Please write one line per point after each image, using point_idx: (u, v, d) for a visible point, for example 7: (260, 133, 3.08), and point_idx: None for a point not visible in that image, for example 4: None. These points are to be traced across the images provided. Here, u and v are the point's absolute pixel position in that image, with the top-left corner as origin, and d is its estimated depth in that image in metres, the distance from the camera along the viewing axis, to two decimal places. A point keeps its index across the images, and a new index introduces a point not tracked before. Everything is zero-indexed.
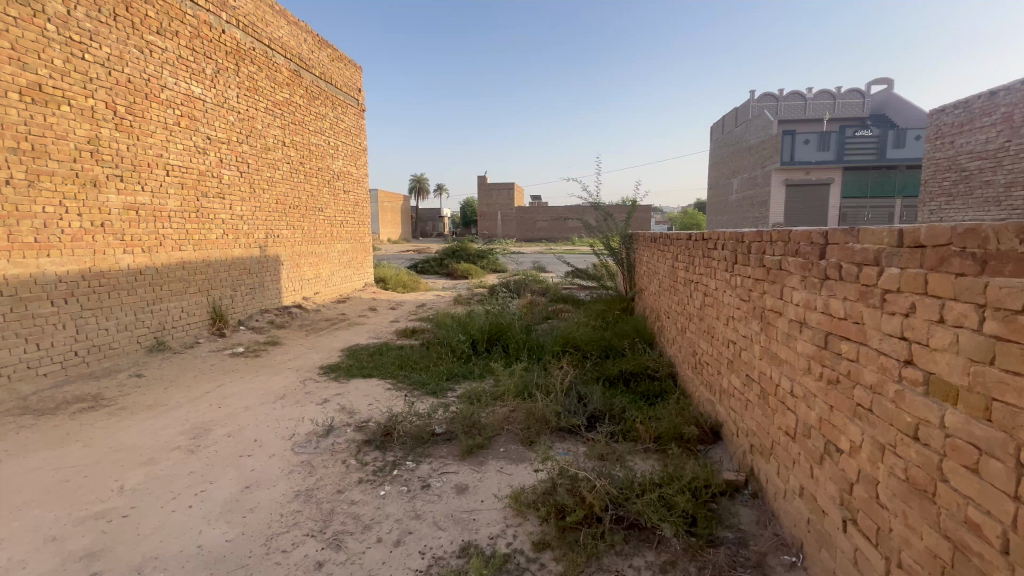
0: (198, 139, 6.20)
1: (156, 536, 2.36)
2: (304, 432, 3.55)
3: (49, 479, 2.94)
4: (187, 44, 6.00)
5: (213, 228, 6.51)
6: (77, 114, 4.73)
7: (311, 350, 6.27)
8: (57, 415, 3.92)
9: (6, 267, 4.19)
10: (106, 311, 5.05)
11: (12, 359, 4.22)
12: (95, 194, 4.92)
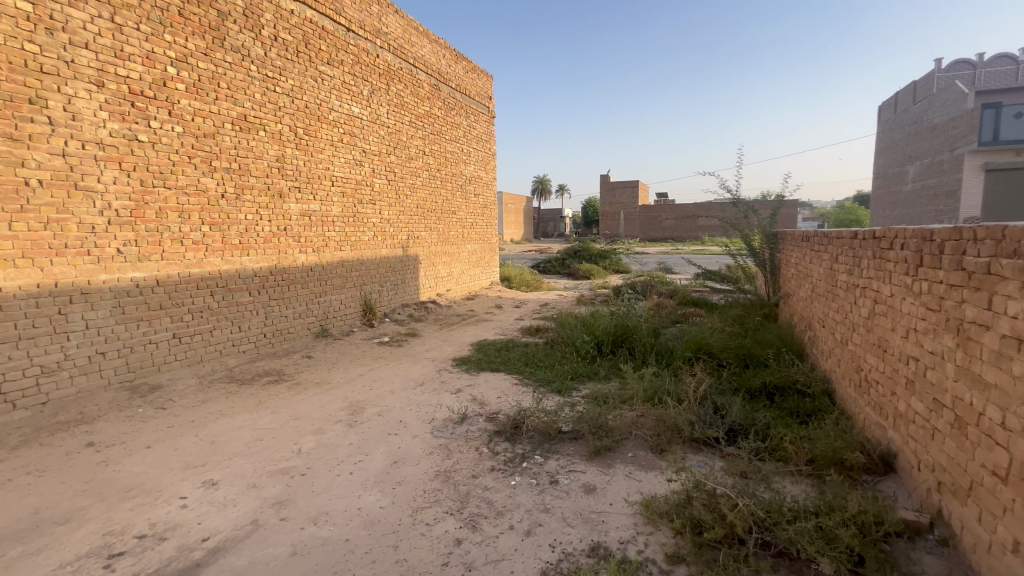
0: (357, 152, 7.08)
1: (326, 494, 2.76)
2: (441, 418, 3.86)
3: (250, 436, 3.61)
4: (350, 70, 6.88)
5: (366, 230, 7.38)
6: (269, 138, 5.71)
7: (444, 343, 6.78)
8: (253, 385, 4.80)
9: (221, 264, 5.23)
10: (286, 301, 6.04)
11: (223, 337, 5.27)
12: (281, 204, 5.90)
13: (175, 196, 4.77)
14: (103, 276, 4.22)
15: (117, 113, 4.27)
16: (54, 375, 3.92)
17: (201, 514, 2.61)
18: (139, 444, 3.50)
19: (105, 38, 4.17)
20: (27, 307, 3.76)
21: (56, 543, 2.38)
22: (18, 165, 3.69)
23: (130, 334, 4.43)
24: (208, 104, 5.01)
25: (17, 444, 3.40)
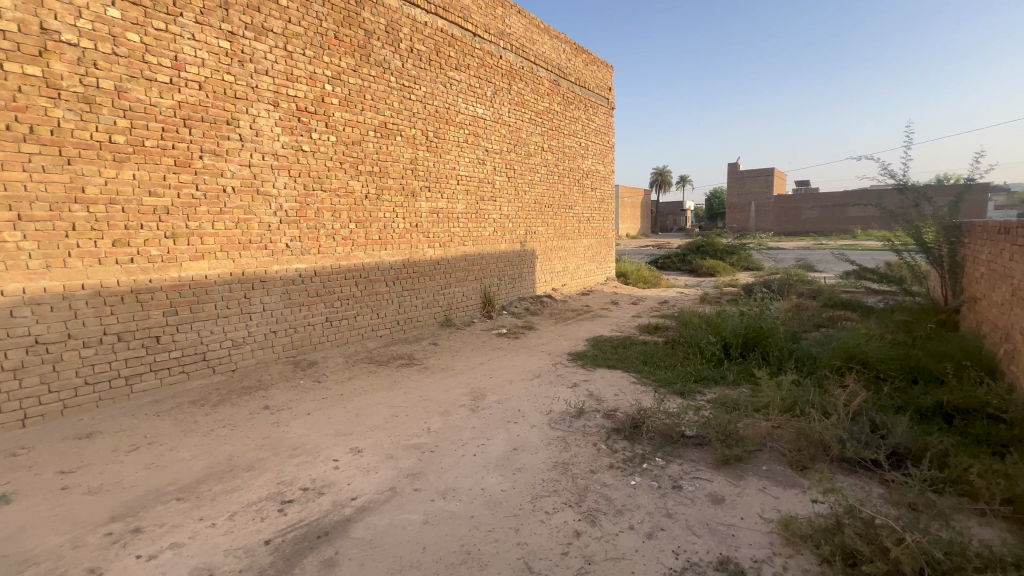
0: (480, 151, 7.42)
1: (453, 472, 2.97)
2: (558, 410, 3.91)
3: (387, 412, 4.02)
4: (475, 73, 7.22)
5: (487, 226, 7.71)
6: (405, 142, 6.24)
7: (560, 337, 6.83)
8: (389, 366, 5.32)
9: (364, 257, 5.86)
10: (417, 292, 6.58)
11: (365, 322, 5.92)
12: (413, 202, 6.42)
13: (330, 198, 5.45)
14: (275, 266, 4.99)
15: (288, 128, 5.01)
16: (240, 348, 4.76)
17: (350, 476, 2.97)
18: (302, 410, 4.10)
19: (280, 65, 4.90)
20: (223, 291, 4.60)
21: (245, 485, 2.90)
22: (219, 176, 4.52)
23: (294, 317, 5.20)
24: (356, 115, 5.63)
25: (216, 402, 4.20)
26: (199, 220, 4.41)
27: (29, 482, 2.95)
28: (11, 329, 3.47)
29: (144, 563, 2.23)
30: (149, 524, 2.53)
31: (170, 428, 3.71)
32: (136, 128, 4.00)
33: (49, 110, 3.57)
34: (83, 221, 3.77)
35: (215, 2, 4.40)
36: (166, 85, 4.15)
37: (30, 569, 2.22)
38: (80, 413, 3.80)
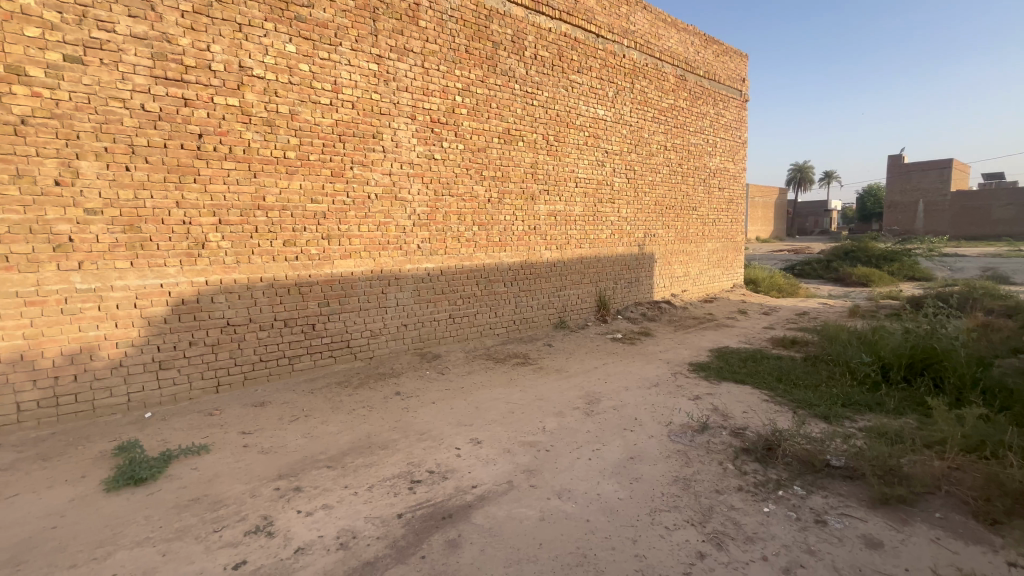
0: (599, 153, 7.34)
1: (568, 473, 2.99)
2: (679, 423, 3.71)
3: (504, 408, 4.17)
4: (597, 74, 7.16)
5: (605, 229, 7.60)
6: (526, 147, 6.42)
7: (680, 346, 6.47)
8: (505, 364, 5.52)
9: (485, 258, 6.15)
10: (533, 292, 6.72)
11: (484, 320, 6.21)
12: (532, 205, 6.57)
13: (456, 202, 5.82)
14: (408, 265, 5.47)
15: (423, 139, 5.45)
16: (377, 338, 5.31)
17: (471, 465, 3.15)
18: (427, 399, 4.43)
19: (418, 81, 5.36)
20: (365, 286, 5.16)
21: (381, 461, 3.23)
22: (365, 184, 5.08)
23: (423, 312, 5.64)
24: (482, 123, 5.94)
25: (357, 385, 4.73)
26: (348, 224, 5.01)
27: (221, 438, 3.62)
28: (212, 312, 4.28)
29: (303, 517, 2.60)
30: (306, 485, 2.94)
31: (321, 404, 4.27)
32: (304, 145, 4.67)
33: (243, 133, 4.34)
34: (263, 225, 4.50)
35: (367, 30, 4.95)
36: (327, 106, 4.78)
37: (222, 508, 2.72)
38: (256, 384, 4.55)
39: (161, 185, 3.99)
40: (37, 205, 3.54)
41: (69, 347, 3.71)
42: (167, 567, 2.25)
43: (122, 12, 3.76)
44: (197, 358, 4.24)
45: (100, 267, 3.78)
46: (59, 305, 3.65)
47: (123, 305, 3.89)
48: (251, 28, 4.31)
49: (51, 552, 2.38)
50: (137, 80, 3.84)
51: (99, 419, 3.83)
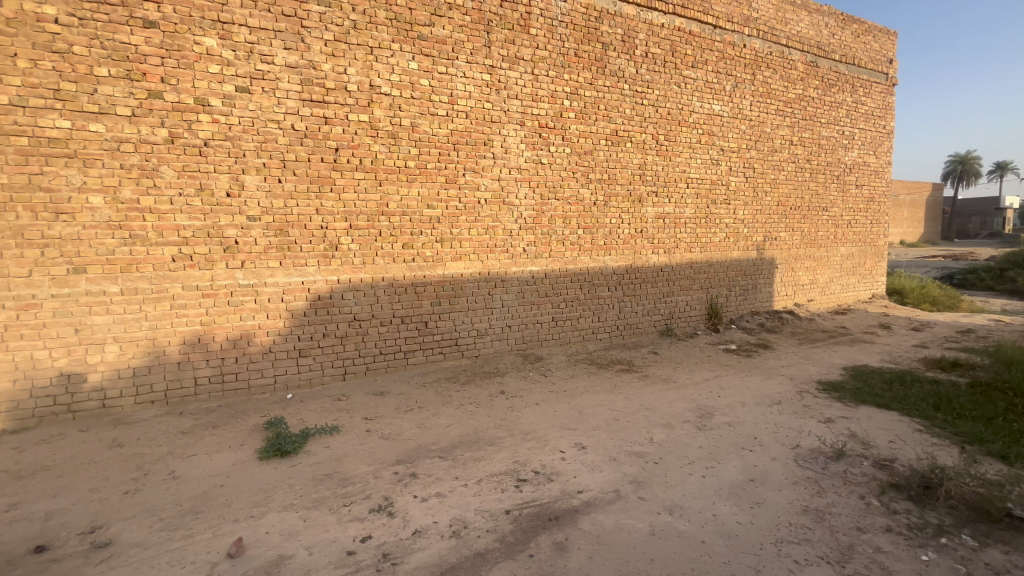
0: (714, 151, 6.90)
1: (680, 488, 2.84)
2: (808, 447, 3.35)
3: (608, 415, 4.09)
4: (713, 68, 6.73)
5: (718, 232, 7.11)
6: (635, 148, 6.24)
7: (806, 361, 5.82)
8: (608, 370, 5.40)
9: (589, 262, 6.08)
10: (638, 298, 6.50)
11: (586, 324, 6.14)
12: (640, 208, 6.37)
13: (562, 206, 5.83)
14: (514, 268, 5.60)
15: (531, 144, 5.56)
16: (483, 337, 5.51)
17: (576, 469, 3.13)
18: (531, 400, 4.49)
19: (527, 87, 5.47)
20: (473, 288, 5.39)
21: (488, 457, 3.35)
22: (476, 190, 5.31)
23: (526, 314, 5.73)
24: (590, 126, 5.89)
25: (464, 382, 4.96)
26: (459, 228, 5.26)
27: (348, 421, 4.01)
28: (342, 308, 4.76)
29: (419, 502, 2.79)
30: (421, 472, 3.15)
31: (432, 398, 4.54)
32: (422, 155, 5.01)
33: (371, 146, 4.77)
34: (386, 229, 4.91)
35: (481, 42, 5.18)
36: (444, 117, 5.08)
37: (350, 485, 3.00)
38: (376, 375, 4.97)
39: (304, 194, 4.53)
40: (213, 213, 4.22)
41: (232, 333, 4.36)
42: (308, 532, 2.54)
43: (279, 46, 4.34)
44: (328, 348, 4.75)
45: (257, 266, 4.40)
46: (226, 297, 4.31)
47: (273, 299, 4.48)
48: (381, 49, 4.73)
49: (220, 506, 2.81)
50: (288, 103, 4.41)
51: (253, 396, 4.47)
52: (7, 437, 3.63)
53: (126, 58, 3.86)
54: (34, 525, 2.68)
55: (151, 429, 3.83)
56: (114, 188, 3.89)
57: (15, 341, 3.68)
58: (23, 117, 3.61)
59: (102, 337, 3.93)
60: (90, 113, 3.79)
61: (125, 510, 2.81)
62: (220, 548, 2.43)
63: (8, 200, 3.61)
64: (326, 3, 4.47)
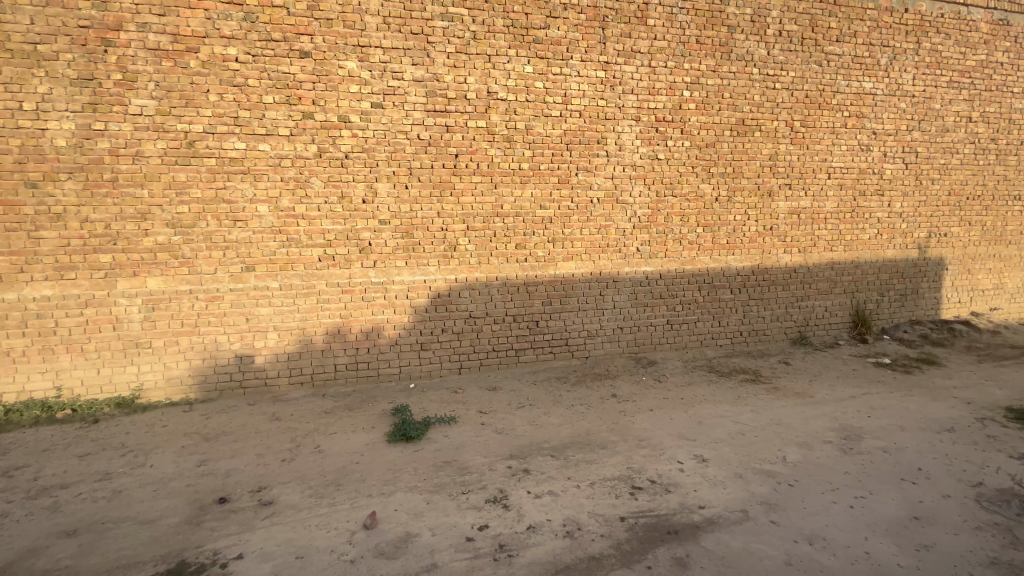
0: (863, 136, 6.02)
1: (821, 518, 2.56)
2: (993, 487, 2.80)
3: (732, 427, 3.78)
4: (864, 40, 5.88)
5: (868, 228, 6.19)
6: (764, 137, 5.69)
7: (988, 382, 4.83)
8: (731, 380, 4.99)
9: (709, 262, 5.67)
10: (766, 301, 5.92)
11: (705, 328, 5.73)
12: (770, 203, 5.79)
13: (680, 203, 5.52)
14: (626, 268, 5.44)
15: (647, 139, 5.35)
16: (594, 338, 5.43)
17: (697, 483, 2.95)
18: (645, 405, 4.32)
19: (644, 81, 5.28)
20: (584, 288, 5.34)
21: (601, 460, 3.29)
22: (588, 189, 5.25)
23: (639, 316, 5.53)
24: (712, 117, 5.50)
25: (575, 382, 4.93)
26: (571, 228, 5.25)
27: (464, 413, 4.21)
28: (459, 305, 5.03)
29: (533, 498, 2.83)
30: (533, 469, 3.19)
31: (543, 396, 4.59)
32: (536, 156, 5.08)
33: (488, 150, 4.96)
34: (500, 230, 5.07)
35: (596, 39, 5.11)
36: (557, 117, 5.10)
37: (467, 475, 3.15)
38: (488, 370, 5.16)
39: (428, 199, 4.86)
40: (351, 218, 4.72)
41: (365, 326, 4.83)
42: (430, 513, 2.72)
43: (408, 62, 4.70)
44: (446, 343, 5.04)
45: (387, 265, 4.83)
46: (361, 294, 4.79)
47: (399, 295, 4.88)
48: (498, 56, 4.89)
49: (356, 481, 3.13)
50: (415, 115, 4.77)
51: (381, 383, 4.91)
52: (198, 405, 4.43)
53: (287, 86, 4.47)
54: (218, 480, 3.24)
55: (301, 407, 4.41)
56: (276, 198, 4.54)
57: (204, 326, 4.47)
58: (212, 142, 4.37)
59: (265, 326, 4.60)
60: (259, 135, 4.46)
61: (282, 475, 3.26)
62: (357, 518, 2.71)
63: (202, 210, 4.40)
64: (448, 18, 4.74)
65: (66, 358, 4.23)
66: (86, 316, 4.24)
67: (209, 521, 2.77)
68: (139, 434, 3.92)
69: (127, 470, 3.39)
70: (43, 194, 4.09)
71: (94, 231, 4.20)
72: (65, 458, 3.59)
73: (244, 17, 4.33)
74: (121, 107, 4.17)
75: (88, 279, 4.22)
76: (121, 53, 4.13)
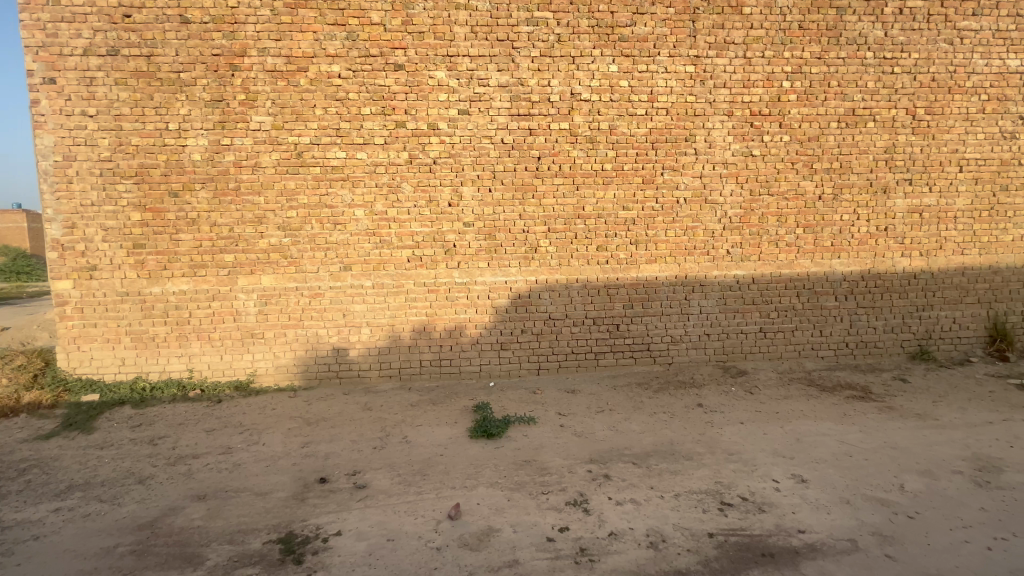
0: (1007, 122, 5.22)
1: (949, 558, 2.31)
2: None
3: (837, 447, 3.45)
4: (1010, 11, 5.09)
5: (1010, 228, 5.35)
6: (879, 128, 5.12)
7: None
8: (834, 395, 4.55)
9: (810, 266, 5.21)
10: (878, 310, 5.32)
11: (804, 338, 5.27)
12: (885, 201, 5.20)
13: (776, 202, 5.13)
14: (715, 272, 5.15)
15: (740, 135, 5.04)
16: (678, 344, 5.21)
17: (795, 505, 2.74)
18: (735, 418, 4.07)
19: (738, 73, 4.98)
20: (668, 291, 5.14)
21: (686, 472, 3.15)
22: (675, 189, 5.05)
23: (728, 322, 5.22)
24: (816, 108, 5.05)
25: (657, 389, 4.77)
26: (655, 229, 5.08)
27: (543, 414, 4.24)
28: (539, 306, 5.06)
29: (614, 505, 2.79)
30: (614, 475, 3.14)
31: (623, 401, 4.49)
32: (619, 156, 4.99)
33: (570, 152, 4.95)
34: (582, 232, 5.03)
35: (686, 33, 4.91)
36: (642, 116, 4.97)
37: (547, 475, 3.17)
38: (567, 372, 5.14)
39: (510, 202, 4.96)
40: (438, 221, 4.93)
41: (449, 324, 5.03)
42: (512, 510, 2.77)
43: (494, 68, 4.83)
44: (526, 344, 5.10)
45: (470, 266, 4.99)
46: (445, 293, 4.99)
47: (481, 295, 5.01)
48: (583, 57, 4.87)
49: (441, 472, 3.27)
50: (500, 120, 4.88)
51: (463, 380, 5.08)
52: (301, 391, 4.88)
53: (383, 97, 4.78)
54: (318, 461, 3.54)
55: (389, 399, 4.69)
56: (371, 203, 4.87)
57: (307, 320, 4.91)
58: (317, 152, 4.79)
59: (359, 321, 4.95)
60: (357, 144, 4.81)
61: (374, 462, 3.49)
62: (442, 508, 2.83)
63: (307, 215, 4.83)
64: (534, 22, 4.81)
65: (197, 344, 4.85)
66: (213, 308, 4.83)
67: (312, 498, 3.04)
68: (253, 415, 4.39)
69: (244, 447, 3.82)
70: (182, 202, 4.72)
71: (221, 233, 4.78)
72: (195, 432, 4.11)
73: (347, 36, 4.70)
74: (244, 124, 4.70)
75: (215, 276, 4.81)
76: (245, 75, 4.66)
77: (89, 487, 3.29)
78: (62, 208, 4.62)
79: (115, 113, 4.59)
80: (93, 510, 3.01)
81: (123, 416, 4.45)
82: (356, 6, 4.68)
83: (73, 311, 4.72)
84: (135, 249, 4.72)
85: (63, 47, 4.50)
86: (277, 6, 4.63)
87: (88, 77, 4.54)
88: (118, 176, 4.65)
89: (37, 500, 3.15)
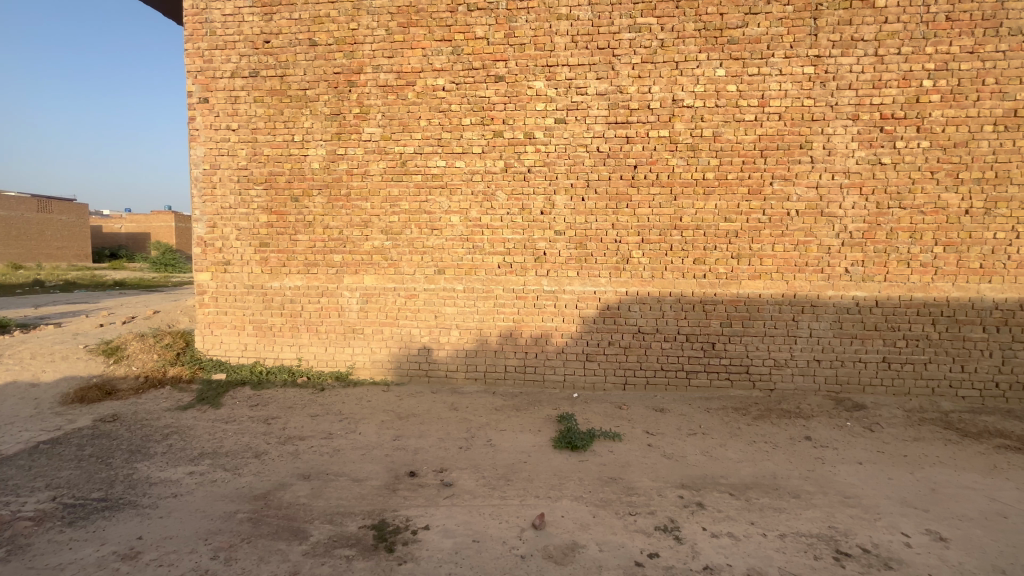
0: None
1: None
2: None
3: (984, 504, 2.95)
4: None
5: None
6: None
7: None
8: (981, 443, 3.89)
9: (951, 290, 4.52)
10: None
11: (939, 373, 4.57)
12: None
13: (909, 215, 4.53)
14: (830, 291, 4.65)
15: (866, 141, 4.53)
16: (781, 369, 4.77)
17: (931, 566, 2.38)
18: (851, 456, 3.63)
19: (867, 73, 4.49)
20: (774, 311, 4.74)
21: (793, 510, 2.86)
22: (785, 200, 4.65)
23: (843, 349, 4.68)
24: (965, 109, 4.40)
25: (756, 416, 4.39)
26: (761, 243, 4.71)
27: (629, 431, 4.08)
28: (628, 319, 4.91)
29: (709, 537, 2.60)
30: (709, 504, 2.93)
31: (718, 426, 4.19)
32: (723, 164, 4.70)
33: (669, 160, 4.76)
34: (678, 243, 4.81)
35: (805, 32, 4.53)
36: (752, 122, 4.65)
37: (635, 496, 3.03)
38: (655, 390, 4.92)
39: (603, 211, 4.87)
40: (530, 228, 4.97)
41: (535, 332, 5.04)
42: (598, 528, 2.68)
43: (593, 76, 4.80)
44: (612, 356, 4.96)
45: (560, 275, 4.96)
46: (533, 300, 5.01)
47: (569, 304, 4.97)
48: (687, 62, 4.68)
49: (525, 480, 3.26)
50: (597, 128, 4.84)
51: (546, 388, 5.05)
52: (393, 386, 5.15)
53: (482, 108, 4.95)
54: (408, 455, 3.70)
55: (475, 401, 4.79)
56: (466, 210, 5.04)
57: (402, 319, 5.19)
58: (420, 161, 5.06)
59: (450, 324, 5.13)
60: (457, 153, 5.01)
61: (460, 461, 3.58)
62: (526, 516, 2.82)
63: (408, 220, 5.12)
64: (636, 29, 4.72)
65: (306, 335, 5.32)
66: (322, 303, 5.27)
67: (402, 489, 3.18)
68: (351, 405, 4.71)
69: (343, 434, 4.10)
70: (301, 206, 5.22)
71: (332, 235, 5.21)
72: (301, 416, 4.50)
73: (452, 51, 4.93)
74: (357, 135, 5.10)
75: (325, 274, 5.24)
76: (361, 91, 5.06)
77: (216, 456, 3.72)
78: (206, 210, 5.31)
79: (252, 127, 5.21)
80: (218, 477, 3.39)
81: (244, 394, 4.99)
82: (463, 21, 4.89)
83: (210, 299, 5.40)
84: (261, 246, 5.29)
85: (216, 70, 5.20)
86: (392, 26, 4.98)
87: (232, 96, 5.20)
88: (251, 182, 5.25)
89: (176, 462, 3.61)
